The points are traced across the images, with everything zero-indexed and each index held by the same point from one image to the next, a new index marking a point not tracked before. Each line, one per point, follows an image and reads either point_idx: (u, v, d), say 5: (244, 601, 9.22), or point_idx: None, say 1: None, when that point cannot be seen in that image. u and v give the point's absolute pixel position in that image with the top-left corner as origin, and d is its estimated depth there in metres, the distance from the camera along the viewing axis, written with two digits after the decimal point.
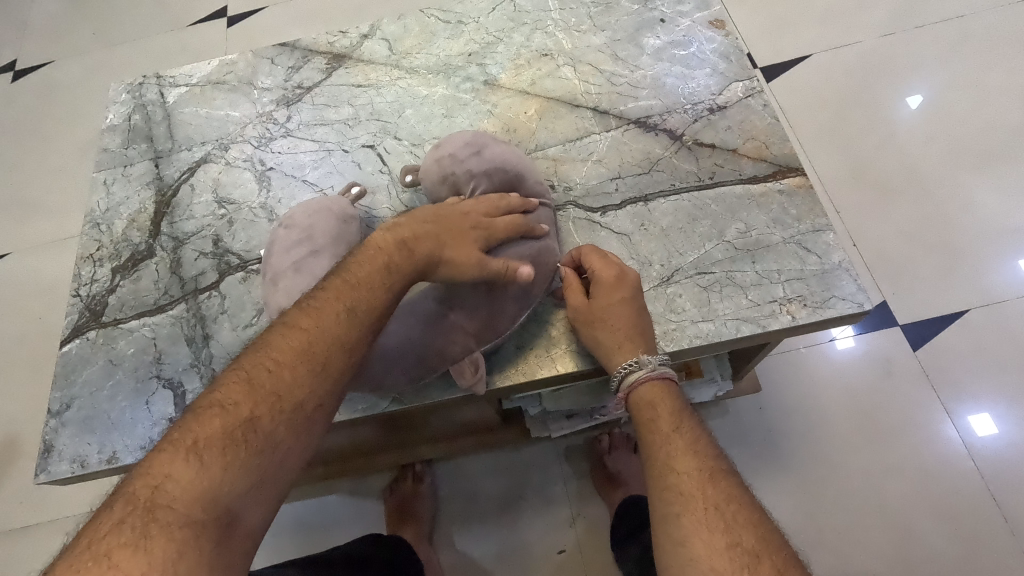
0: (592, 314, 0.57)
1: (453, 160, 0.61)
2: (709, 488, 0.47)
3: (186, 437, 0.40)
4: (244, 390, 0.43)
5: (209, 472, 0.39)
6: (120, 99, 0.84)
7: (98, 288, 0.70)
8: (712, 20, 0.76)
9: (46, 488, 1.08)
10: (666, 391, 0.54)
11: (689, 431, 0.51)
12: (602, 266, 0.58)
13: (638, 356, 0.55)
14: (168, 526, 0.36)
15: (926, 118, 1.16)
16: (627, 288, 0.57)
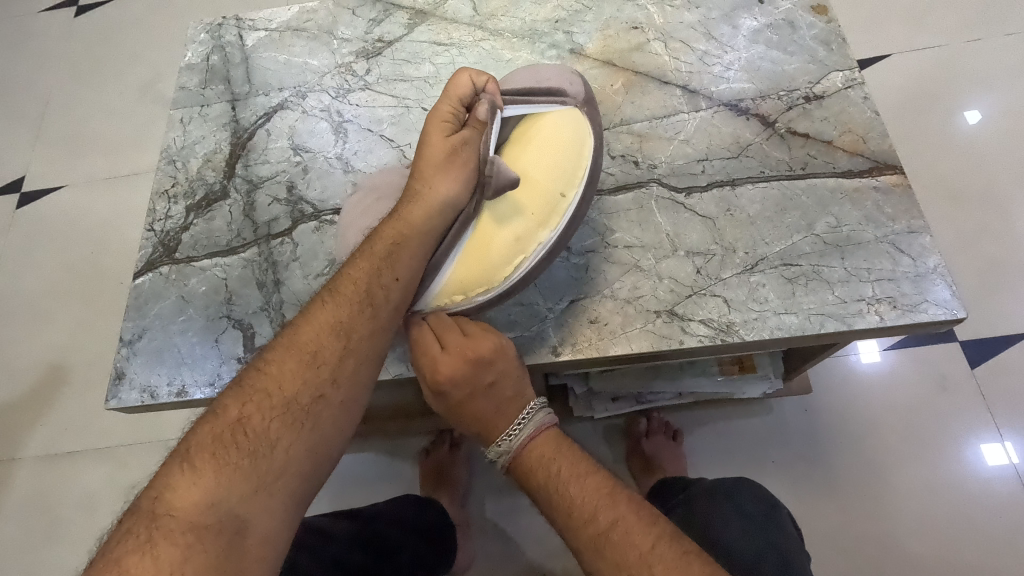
0: (447, 410, 0.54)
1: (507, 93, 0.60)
2: (600, 561, 0.44)
3: (312, 305, 0.51)
4: (351, 290, 0.51)
5: (330, 326, 0.49)
6: (198, 38, 0.84)
7: (172, 225, 0.71)
8: (813, 5, 0.73)
9: (89, 418, 1.10)
10: (535, 457, 0.50)
11: (562, 499, 0.47)
12: (433, 371, 0.52)
13: (495, 440, 0.51)
14: (304, 365, 0.47)
15: (1008, 128, 1.11)
16: (466, 386, 0.52)
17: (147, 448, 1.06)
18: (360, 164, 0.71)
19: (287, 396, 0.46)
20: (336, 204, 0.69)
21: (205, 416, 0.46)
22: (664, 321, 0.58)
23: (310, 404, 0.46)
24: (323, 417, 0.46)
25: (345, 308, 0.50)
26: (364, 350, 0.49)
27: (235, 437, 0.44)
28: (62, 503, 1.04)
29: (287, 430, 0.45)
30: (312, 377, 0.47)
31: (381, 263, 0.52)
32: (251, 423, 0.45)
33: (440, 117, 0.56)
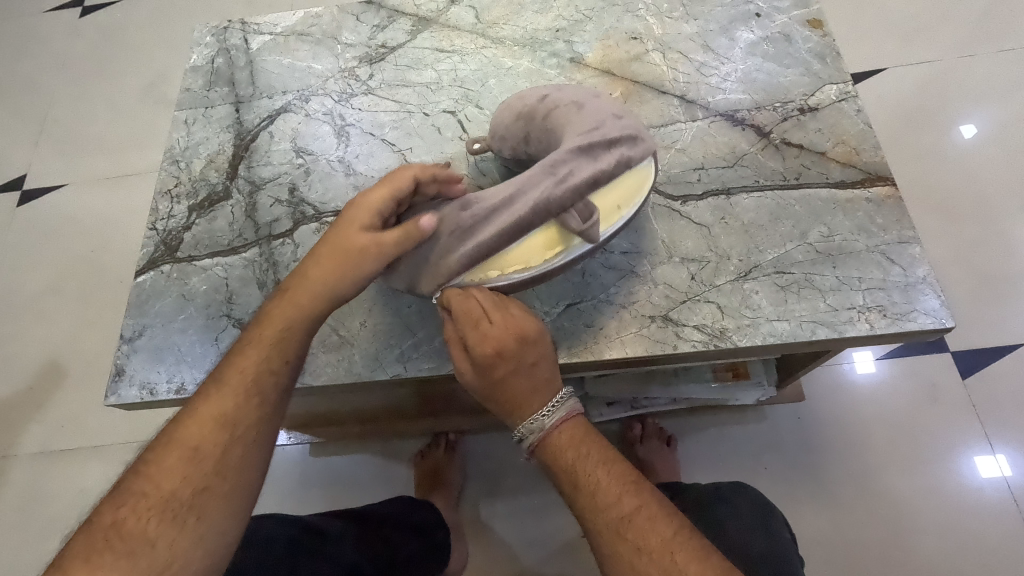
0: (484, 385, 0.51)
1: (518, 100, 0.62)
2: (620, 544, 0.45)
3: (193, 399, 0.49)
4: (231, 380, 0.49)
5: (213, 419, 0.47)
6: (204, 41, 0.85)
7: (174, 224, 0.72)
8: (809, 19, 0.75)
9: (85, 416, 1.10)
10: (565, 438, 0.50)
11: (588, 480, 0.48)
12: (480, 341, 0.50)
13: (529, 416, 0.50)
14: (184, 461, 0.46)
15: (1001, 143, 1.12)
16: (511, 359, 0.50)
17: (143, 447, 1.06)
18: (362, 168, 0.72)
19: (164, 494, 0.45)
20: (338, 207, 0.70)
21: (88, 521, 0.46)
22: (658, 326, 0.59)
23: (192, 498, 0.45)
24: (208, 509, 0.45)
25: (228, 399, 0.48)
26: (251, 437, 0.48)
27: (109, 542, 0.43)
28: (56, 500, 1.04)
29: (168, 528, 0.44)
30: (195, 472, 0.46)
31: (266, 354, 0.50)
32: (127, 526, 0.44)
33: (365, 218, 0.51)
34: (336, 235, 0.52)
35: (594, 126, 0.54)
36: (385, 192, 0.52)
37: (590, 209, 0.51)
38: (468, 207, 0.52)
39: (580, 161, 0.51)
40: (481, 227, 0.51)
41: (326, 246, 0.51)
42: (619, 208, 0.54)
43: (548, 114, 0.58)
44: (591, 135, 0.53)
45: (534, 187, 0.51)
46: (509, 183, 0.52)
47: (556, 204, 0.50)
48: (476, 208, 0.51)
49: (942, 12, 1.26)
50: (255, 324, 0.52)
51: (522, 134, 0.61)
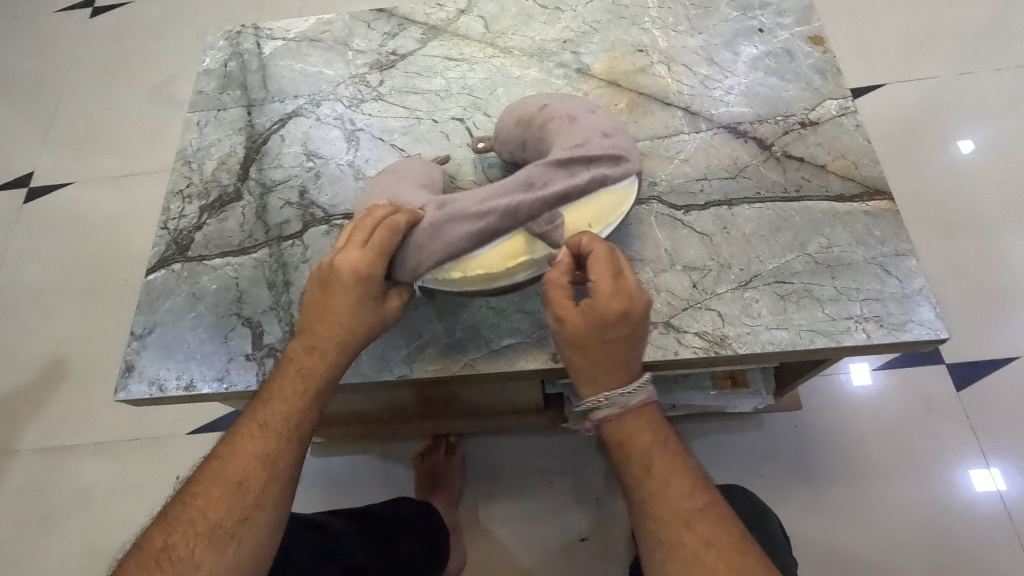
0: (588, 336, 0.49)
1: (522, 106, 0.65)
2: (686, 534, 0.47)
3: (235, 434, 0.53)
4: (274, 419, 0.53)
5: (256, 457, 0.51)
6: (218, 45, 0.86)
7: (185, 224, 0.73)
8: (811, 35, 0.77)
9: (87, 412, 1.11)
10: (642, 421, 0.50)
11: (663, 469, 0.49)
12: (611, 294, 0.49)
13: (616, 389, 0.50)
14: (228, 494, 0.50)
15: (996, 160, 1.14)
16: (632, 324, 0.49)
17: (145, 444, 1.07)
18: (371, 172, 0.74)
19: (210, 523, 0.49)
20: (347, 210, 0.71)
21: (135, 543, 0.50)
22: (660, 332, 0.60)
23: (233, 527, 0.49)
24: (247, 537, 0.49)
25: (268, 440, 0.52)
26: (288, 474, 0.52)
27: (158, 563, 0.47)
28: (56, 497, 1.04)
29: (212, 554, 0.48)
30: (238, 505, 0.49)
31: (298, 396, 0.53)
32: (175, 551, 0.48)
33: (351, 267, 0.53)
34: (341, 284, 0.53)
35: (579, 142, 0.56)
36: (385, 237, 0.53)
37: (558, 217, 0.53)
38: (445, 205, 0.54)
39: (553, 173, 0.53)
40: (453, 223, 0.53)
41: (335, 299, 0.53)
42: (591, 225, 0.56)
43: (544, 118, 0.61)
44: (574, 151, 0.55)
45: (508, 191, 0.53)
46: (484, 188, 0.54)
47: (524, 211, 0.52)
48: (452, 207, 0.53)
49: (941, 29, 1.29)
50: (288, 362, 0.55)
51: (521, 141, 0.65)
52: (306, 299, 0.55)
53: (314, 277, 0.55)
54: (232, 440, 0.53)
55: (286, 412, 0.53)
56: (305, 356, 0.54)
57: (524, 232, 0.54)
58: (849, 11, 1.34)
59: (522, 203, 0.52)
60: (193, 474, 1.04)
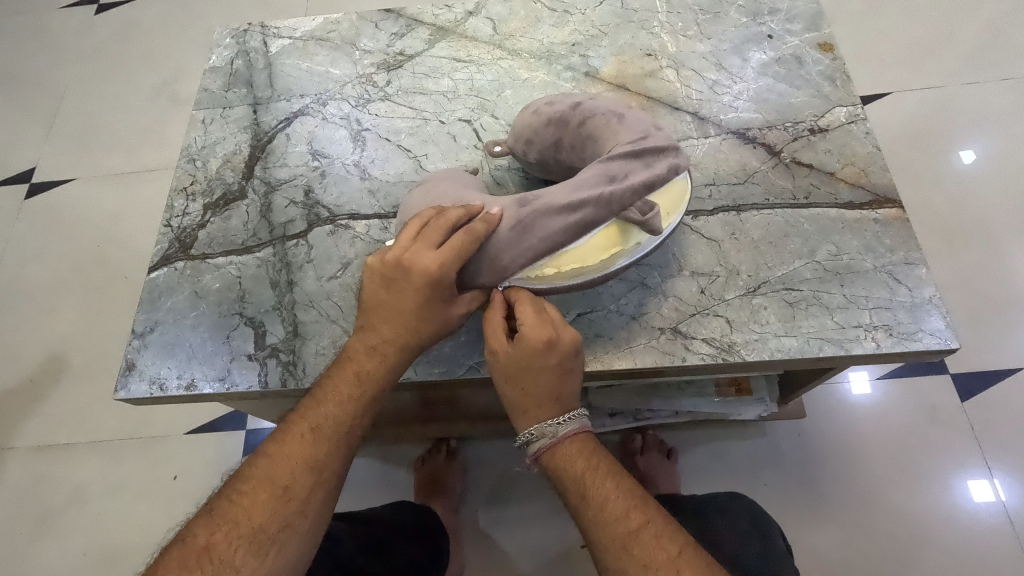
0: (512, 368, 0.52)
1: (551, 105, 0.63)
2: (625, 559, 0.46)
3: (284, 432, 0.53)
4: (327, 422, 0.52)
5: (306, 461, 0.51)
6: (224, 43, 0.86)
7: (189, 222, 0.72)
8: (820, 42, 0.76)
9: (84, 410, 1.10)
10: (574, 449, 0.51)
11: (597, 493, 0.49)
12: (536, 325, 0.52)
13: (543, 420, 0.52)
14: (275, 497, 0.49)
15: (1002, 170, 1.14)
16: (559, 354, 0.52)
17: (142, 443, 1.06)
18: (377, 172, 0.73)
19: (254, 525, 0.48)
20: (352, 210, 0.71)
21: (171, 539, 0.49)
22: (668, 338, 0.60)
23: (277, 532, 0.49)
24: (289, 544, 0.49)
25: (320, 444, 0.52)
26: (334, 482, 0.52)
27: (200, 563, 0.46)
28: (51, 496, 1.03)
29: (252, 559, 0.47)
30: (284, 509, 0.49)
31: (356, 402, 0.53)
32: (217, 551, 0.47)
33: (423, 269, 0.52)
34: (412, 283, 0.52)
35: (641, 136, 0.55)
36: (463, 241, 0.52)
37: (651, 205, 0.53)
38: (528, 203, 0.54)
39: (632, 161, 0.53)
40: (545, 220, 0.52)
41: (404, 299, 0.52)
42: (668, 214, 0.56)
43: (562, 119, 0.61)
44: (640, 143, 0.55)
45: (593, 183, 0.52)
46: (566, 183, 0.54)
47: (618, 201, 0.51)
48: (535, 204, 0.53)
49: (947, 39, 1.29)
50: (344, 364, 0.55)
51: (555, 140, 0.63)
52: (373, 296, 0.54)
53: (381, 275, 0.53)
54: (281, 440, 0.52)
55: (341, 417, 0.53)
56: (365, 362, 0.54)
57: (618, 220, 0.54)
58: (855, 20, 1.34)
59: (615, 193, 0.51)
60: (192, 474, 1.03)
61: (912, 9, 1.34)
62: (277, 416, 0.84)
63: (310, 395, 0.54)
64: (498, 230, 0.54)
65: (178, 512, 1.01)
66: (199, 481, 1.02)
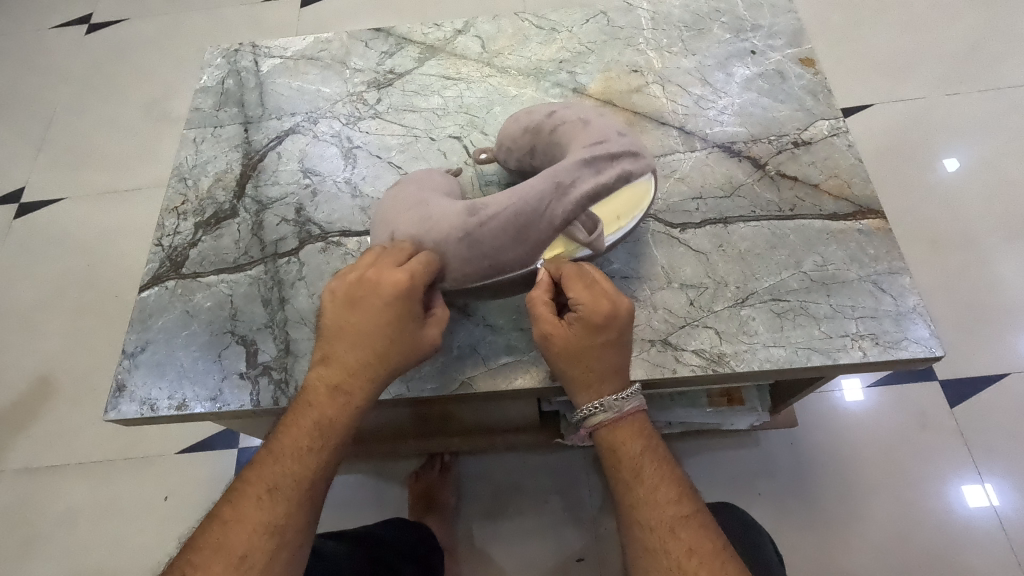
0: (572, 349, 0.53)
1: (530, 113, 0.65)
2: (672, 541, 0.50)
3: (240, 495, 0.52)
4: (282, 482, 0.52)
5: (262, 525, 0.50)
6: (215, 62, 0.87)
7: (180, 241, 0.72)
8: (802, 57, 0.78)
9: (74, 431, 1.09)
10: (632, 430, 0.54)
11: (652, 476, 0.52)
12: (592, 303, 0.53)
13: (605, 397, 0.54)
14: (231, 566, 0.49)
15: (982, 179, 1.16)
16: (616, 328, 0.53)
17: (133, 464, 1.05)
18: (368, 189, 0.74)
19: None
20: (344, 227, 0.71)
21: None
22: (658, 349, 0.60)
23: None
24: None
25: (278, 504, 0.51)
26: (297, 540, 0.51)
27: None
28: (40, 519, 1.02)
29: None
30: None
31: (305, 457, 0.53)
32: None
33: (392, 280, 0.52)
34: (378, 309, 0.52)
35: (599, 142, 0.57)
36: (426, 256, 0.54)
37: (593, 220, 0.55)
38: (474, 213, 0.53)
39: (581, 172, 0.53)
40: (490, 232, 0.52)
41: (366, 327, 0.53)
42: (619, 218, 0.59)
43: (551, 127, 0.63)
44: (595, 149, 0.56)
45: (536, 194, 0.52)
46: (512, 191, 0.53)
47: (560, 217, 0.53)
48: (481, 213, 0.53)
49: (927, 52, 1.32)
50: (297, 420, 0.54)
51: (529, 147, 0.65)
52: (337, 323, 0.54)
53: (343, 301, 0.54)
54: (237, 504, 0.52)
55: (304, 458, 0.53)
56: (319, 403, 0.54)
57: (562, 237, 0.55)
58: (837, 33, 1.37)
59: (556, 208, 0.52)
60: (184, 494, 1.02)
61: (893, 22, 1.37)
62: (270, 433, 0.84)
63: (267, 448, 0.54)
64: (447, 238, 0.54)
65: (171, 533, 1.00)
66: (191, 502, 1.01)
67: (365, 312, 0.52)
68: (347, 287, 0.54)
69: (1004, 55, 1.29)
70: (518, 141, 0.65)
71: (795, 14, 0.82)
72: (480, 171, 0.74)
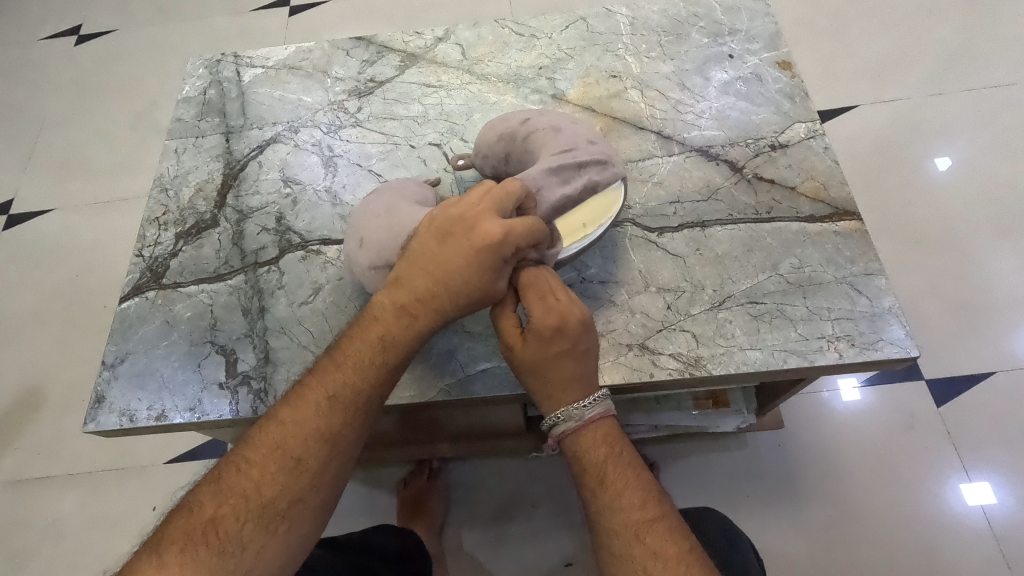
0: (532, 362, 0.54)
1: (503, 121, 0.66)
2: (637, 546, 0.49)
3: (299, 399, 0.52)
4: (338, 396, 0.52)
5: (319, 433, 0.51)
6: (197, 73, 0.87)
7: (161, 251, 0.72)
8: (779, 61, 0.79)
9: (63, 442, 1.09)
10: (597, 435, 0.53)
11: (617, 480, 0.51)
12: (544, 312, 0.53)
13: (567, 405, 0.54)
14: (286, 469, 0.50)
15: (966, 178, 1.17)
16: (568, 337, 0.53)
17: (121, 475, 1.05)
18: (348, 198, 0.74)
19: (262, 499, 0.49)
20: (324, 235, 0.71)
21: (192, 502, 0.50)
22: (636, 354, 0.61)
23: (289, 509, 0.49)
24: (297, 518, 0.50)
25: (335, 416, 0.51)
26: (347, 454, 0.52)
27: (208, 536, 0.47)
28: (29, 531, 1.01)
29: (259, 534, 0.48)
30: (294, 484, 0.50)
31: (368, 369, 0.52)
32: (223, 523, 0.48)
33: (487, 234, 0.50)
34: (468, 240, 0.50)
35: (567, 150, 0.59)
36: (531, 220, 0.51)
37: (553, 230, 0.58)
38: None
39: (550, 175, 0.58)
40: None
41: (451, 254, 0.51)
42: (587, 225, 0.60)
43: (527, 134, 0.64)
44: (562, 158, 0.59)
45: None
46: None
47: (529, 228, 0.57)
48: None
49: (911, 53, 1.32)
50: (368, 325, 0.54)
51: (503, 154, 0.66)
52: (424, 248, 0.52)
53: (438, 231, 0.52)
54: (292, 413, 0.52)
55: (279, 483, 0.49)
56: (299, 418, 0.51)
57: None
58: (822, 36, 1.38)
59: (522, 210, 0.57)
60: (172, 504, 1.02)
61: (876, 24, 1.37)
62: None
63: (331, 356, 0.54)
64: None
65: None
66: None
67: (450, 257, 0.51)
68: (450, 219, 0.52)
69: (987, 55, 1.29)
70: (498, 147, 0.66)
71: (773, 18, 0.82)
72: (460, 178, 0.74)
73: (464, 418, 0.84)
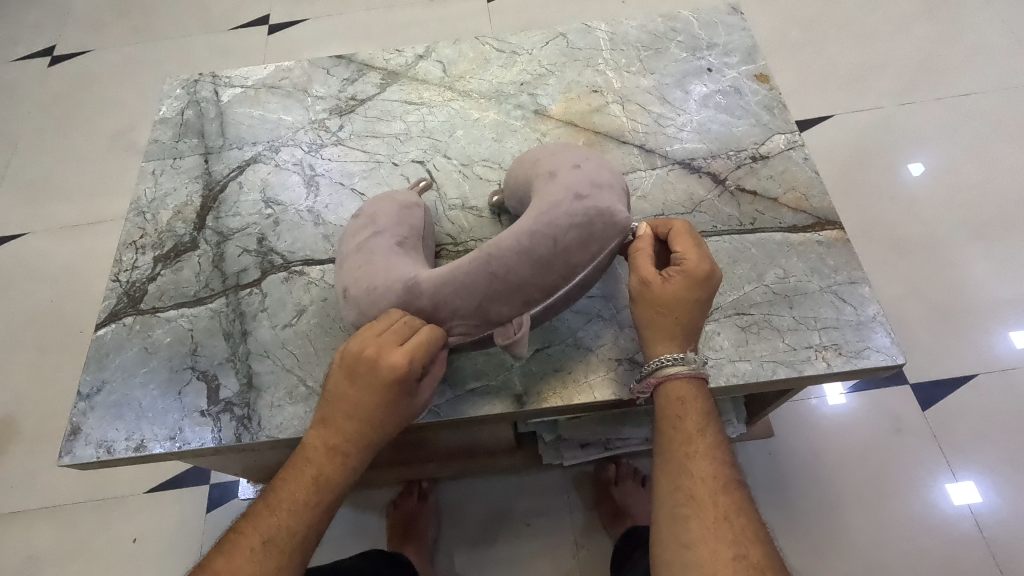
0: (668, 301, 0.53)
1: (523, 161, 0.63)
2: (722, 496, 0.50)
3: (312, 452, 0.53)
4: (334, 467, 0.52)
5: (327, 493, 0.52)
6: (174, 93, 0.86)
7: (138, 276, 0.71)
8: (757, 73, 0.80)
9: (38, 473, 1.05)
10: (698, 389, 0.54)
11: (714, 437, 0.53)
12: (695, 259, 0.53)
13: (682, 351, 0.54)
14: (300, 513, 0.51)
15: (940, 184, 1.19)
16: (709, 291, 0.54)
17: (99, 506, 1.01)
18: (331, 217, 0.73)
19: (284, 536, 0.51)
20: (306, 256, 0.70)
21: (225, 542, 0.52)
22: (625, 368, 0.62)
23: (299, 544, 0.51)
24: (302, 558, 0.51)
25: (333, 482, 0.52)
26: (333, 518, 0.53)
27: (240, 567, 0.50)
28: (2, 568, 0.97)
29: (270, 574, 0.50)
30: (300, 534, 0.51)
31: (324, 480, 0.52)
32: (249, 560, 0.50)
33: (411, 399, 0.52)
34: (378, 378, 0.50)
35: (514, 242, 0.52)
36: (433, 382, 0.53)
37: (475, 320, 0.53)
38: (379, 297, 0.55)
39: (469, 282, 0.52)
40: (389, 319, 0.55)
41: (365, 395, 0.50)
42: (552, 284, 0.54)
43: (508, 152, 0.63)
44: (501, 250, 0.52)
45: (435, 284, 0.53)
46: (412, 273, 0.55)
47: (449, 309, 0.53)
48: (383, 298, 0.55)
49: (883, 62, 1.36)
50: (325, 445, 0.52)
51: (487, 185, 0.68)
52: (359, 399, 0.51)
53: (376, 386, 0.50)
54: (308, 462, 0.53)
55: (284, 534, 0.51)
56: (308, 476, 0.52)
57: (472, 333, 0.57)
58: (797, 47, 1.41)
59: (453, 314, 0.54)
60: (154, 534, 0.98)
61: (849, 35, 1.41)
62: (240, 468, 0.82)
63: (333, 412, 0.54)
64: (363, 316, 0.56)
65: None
66: (160, 542, 0.98)
67: (368, 409, 0.51)
68: (385, 374, 0.50)
69: (955, 64, 1.33)
70: None
71: (749, 32, 0.84)
72: (444, 196, 0.74)
73: (453, 437, 0.83)
